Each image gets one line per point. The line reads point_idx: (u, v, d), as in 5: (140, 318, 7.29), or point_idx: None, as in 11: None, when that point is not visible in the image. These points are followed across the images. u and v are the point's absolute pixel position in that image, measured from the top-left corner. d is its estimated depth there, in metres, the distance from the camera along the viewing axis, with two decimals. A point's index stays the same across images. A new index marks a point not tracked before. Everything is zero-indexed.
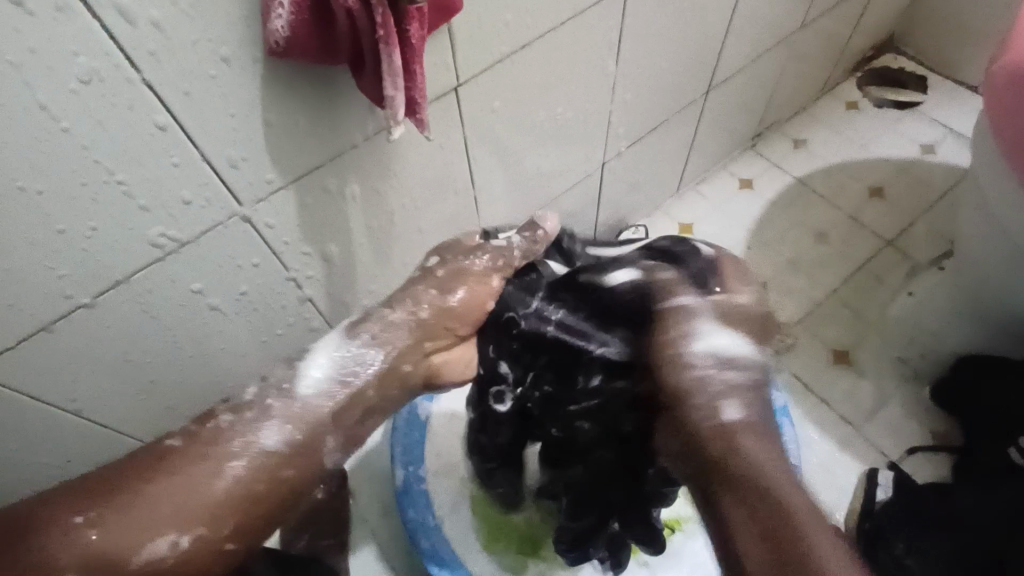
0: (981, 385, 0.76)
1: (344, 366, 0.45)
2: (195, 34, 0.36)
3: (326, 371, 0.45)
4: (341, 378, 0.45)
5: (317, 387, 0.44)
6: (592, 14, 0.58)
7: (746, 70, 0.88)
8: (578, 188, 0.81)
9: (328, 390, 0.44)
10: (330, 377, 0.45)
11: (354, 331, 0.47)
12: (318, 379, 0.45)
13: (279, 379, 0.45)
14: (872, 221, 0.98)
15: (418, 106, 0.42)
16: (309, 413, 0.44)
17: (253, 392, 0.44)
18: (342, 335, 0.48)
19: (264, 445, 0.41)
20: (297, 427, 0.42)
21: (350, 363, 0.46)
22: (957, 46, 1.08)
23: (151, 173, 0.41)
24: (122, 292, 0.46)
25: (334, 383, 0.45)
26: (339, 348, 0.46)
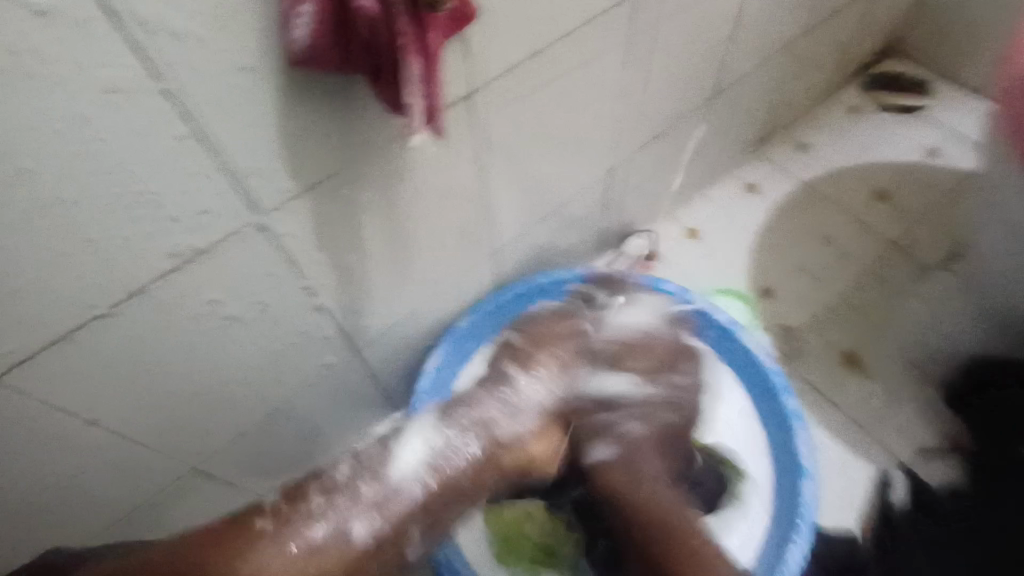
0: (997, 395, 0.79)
1: (439, 454, 0.47)
2: (216, 43, 0.36)
3: (422, 455, 0.47)
4: (432, 462, 0.47)
5: (411, 470, 0.46)
6: (602, 20, 0.58)
7: (751, 75, 0.88)
8: (587, 194, 0.81)
9: (422, 474, 0.46)
10: (425, 461, 0.46)
11: (450, 418, 0.50)
12: (416, 463, 0.46)
13: (370, 462, 0.46)
14: (879, 224, 0.98)
15: (437, 114, 0.42)
16: (396, 502, 0.45)
17: (343, 471, 0.46)
18: (436, 424, 0.49)
19: (351, 534, 0.43)
20: (381, 517, 0.44)
21: (444, 454, 0.47)
22: (958, 50, 1.08)
23: (170, 182, 0.41)
24: (140, 302, 0.46)
25: (427, 468, 0.46)
26: (432, 435, 0.48)
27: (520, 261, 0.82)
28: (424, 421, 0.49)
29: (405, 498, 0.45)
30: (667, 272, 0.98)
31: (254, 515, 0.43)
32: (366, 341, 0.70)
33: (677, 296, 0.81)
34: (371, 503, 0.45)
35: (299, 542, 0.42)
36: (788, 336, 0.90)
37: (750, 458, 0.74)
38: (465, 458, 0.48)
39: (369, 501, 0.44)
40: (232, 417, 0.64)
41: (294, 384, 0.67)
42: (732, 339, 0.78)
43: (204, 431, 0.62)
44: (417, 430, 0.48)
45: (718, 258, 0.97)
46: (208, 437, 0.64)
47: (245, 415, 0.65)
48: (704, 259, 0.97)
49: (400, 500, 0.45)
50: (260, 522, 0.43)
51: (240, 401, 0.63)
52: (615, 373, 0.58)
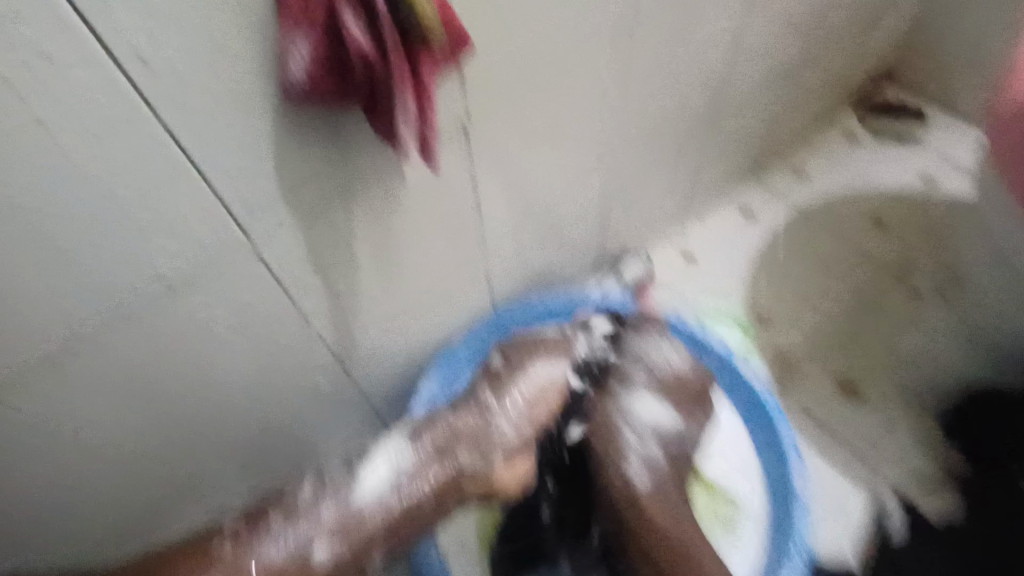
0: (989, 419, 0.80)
1: (402, 471, 0.60)
2: (206, 69, 0.37)
3: (387, 475, 0.60)
4: (390, 483, 0.60)
5: (374, 491, 0.59)
6: (599, 51, 0.59)
7: (748, 103, 0.89)
8: (584, 218, 0.81)
9: (384, 494, 0.59)
10: (388, 482, 0.59)
11: (417, 436, 0.62)
12: (382, 480, 0.60)
13: (337, 485, 0.59)
14: (876, 251, 0.98)
15: (431, 146, 0.42)
16: (347, 522, 0.58)
17: (309, 492, 0.59)
18: (403, 442, 0.62)
19: (314, 552, 0.57)
20: (341, 539, 0.57)
21: (399, 476, 0.60)
22: (953, 78, 1.09)
23: (163, 207, 0.41)
24: (130, 323, 0.47)
25: (388, 487, 0.59)
26: (394, 456, 0.61)
27: (513, 283, 0.81)
28: (395, 441, 0.62)
29: (363, 523, 0.58)
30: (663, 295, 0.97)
31: (213, 538, 0.56)
32: (359, 363, 0.70)
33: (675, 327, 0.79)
34: (330, 526, 0.58)
35: (257, 559, 0.55)
36: (783, 362, 0.90)
37: (746, 487, 0.74)
38: (422, 483, 0.60)
39: (327, 523, 0.57)
40: (223, 438, 0.64)
41: (287, 407, 0.66)
42: (730, 370, 0.77)
43: (192, 451, 0.62)
44: (386, 450, 0.61)
45: (715, 282, 0.98)
46: (199, 458, 0.64)
47: (237, 437, 0.65)
48: (700, 283, 0.98)
49: (354, 522, 0.58)
50: (221, 546, 0.56)
51: (231, 423, 0.63)
52: (659, 404, 0.69)
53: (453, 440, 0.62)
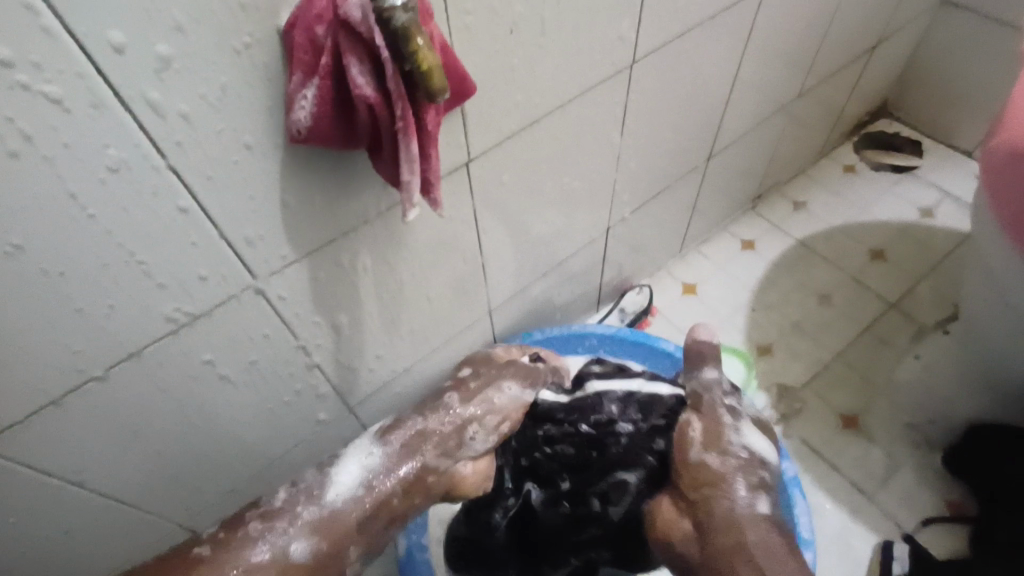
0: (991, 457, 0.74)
1: (373, 469, 0.52)
2: (222, 124, 0.37)
3: (357, 474, 0.51)
4: (363, 481, 0.51)
5: (344, 491, 0.50)
6: (599, 92, 0.60)
7: (746, 137, 0.90)
8: (585, 251, 0.82)
9: (355, 492, 0.50)
10: (359, 481, 0.51)
11: (386, 438, 0.55)
12: (350, 485, 0.50)
13: (307, 487, 0.50)
14: (875, 283, 0.99)
15: (433, 187, 0.43)
16: (327, 521, 0.48)
17: (283, 498, 0.49)
18: (371, 443, 0.54)
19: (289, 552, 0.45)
20: (315, 534, 0.47)
21: (374, 475, 0.51)
22: (949, 113, 1.11)
23: (170, 253, 0.42)
24: (133, 365, 0.46)
25: (359, 488, 0.50)
26: (366, 455, 0.53)
27: (514, 322, 0.82)
28: (361, 442, 0.55)
29: (341, 519, 0.48)
30: (664, 327, 0.98)
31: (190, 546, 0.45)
32: (361, 397, 0.70)
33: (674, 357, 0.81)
34: (307, 526, 0.47)
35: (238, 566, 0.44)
36: (785, 396, 0.89)
37: None
38: (391, 480, 0.51)
39: (306, 522, 0.47)
40: (222, 474, 0.63)
41: (286, 441, 0.66)
42: None
43: (192, 489, 0.62)
44: (352, 453, 0.53)
45: (715, 315, 0.98)
46: (196, 495, 0.63)
47: (236, 473, 0.64)
48: (700, 316, 0.98)
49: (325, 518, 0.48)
50: (200, 549, 0.45)
51: (229, 459, 0.62)
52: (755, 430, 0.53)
53: (422, 438, 0.54)
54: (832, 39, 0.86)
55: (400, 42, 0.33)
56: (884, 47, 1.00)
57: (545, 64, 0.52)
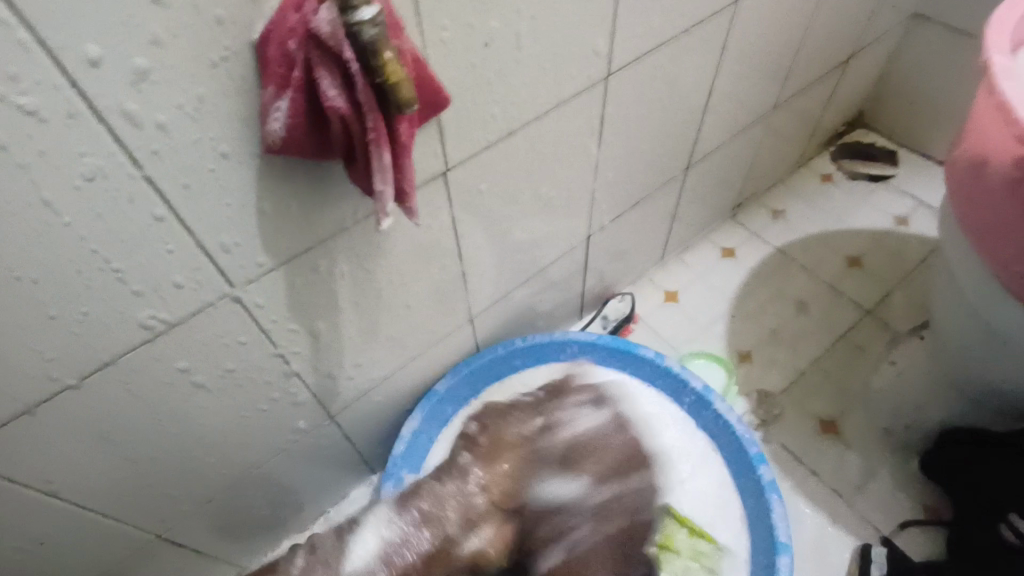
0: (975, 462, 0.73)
1: (390, 544, 0.49)
2: (197, 133, 0.38)
3: (373, 549, 0.49)
4: (385, 557, 0.48)
5: (360, 564, 0.48)
6: (575, 104, 0.61)
7: (724, 147, 0.92)
8: (565, 259, 0.83)
9: (372, 569, 0.48)
10: (377, 554, 0.48)
11: (406, 507, 0.52)
12: (365, 558, 0.48)
13: (324, 554, 0.49)
14: (852, 290, 1.01)
15: (408, 196, 0.44)
16: None
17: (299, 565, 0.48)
18: (390, 511, 0.51)
19: None
20: None
21: (394, 548, 0.49)
22: (922, 124, 1.14)
23: (145, 260, 0.42)
24: (108, 372, 0.47)
25: (377, 564, 0.48)
26: (384, 530, 0.50)
27: (495, 329, 0.83)
28: (382, 508, 0.52)
29: None
30: (645, 334, 0.99)
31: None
32: (341, 405, 0.70)
33: (654, 363, 0.82)
34: None
35: None
36: (764, 402, 0.90)
37: (728, 528, 0.74)
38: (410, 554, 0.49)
39: None
40: (201, 482, 0.63)
41: (266, 449, 0.66)
42: (707, 408, 0.79)
43: (170, 498, 0.62)
44: (372, 523, 0.51)
45: (695, 322, 0.99)
46: (174, 503, 0.63)
47: (215, 481, 0.64)
48: (681, 323, 0.99)
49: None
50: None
51: (208, 468, 0.62)
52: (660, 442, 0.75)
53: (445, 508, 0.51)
54: (807, 52, 0.88)
55: (369, 56, 0.34)
56: (859, 60, 1.03)
57: (520, 76, 0.53)
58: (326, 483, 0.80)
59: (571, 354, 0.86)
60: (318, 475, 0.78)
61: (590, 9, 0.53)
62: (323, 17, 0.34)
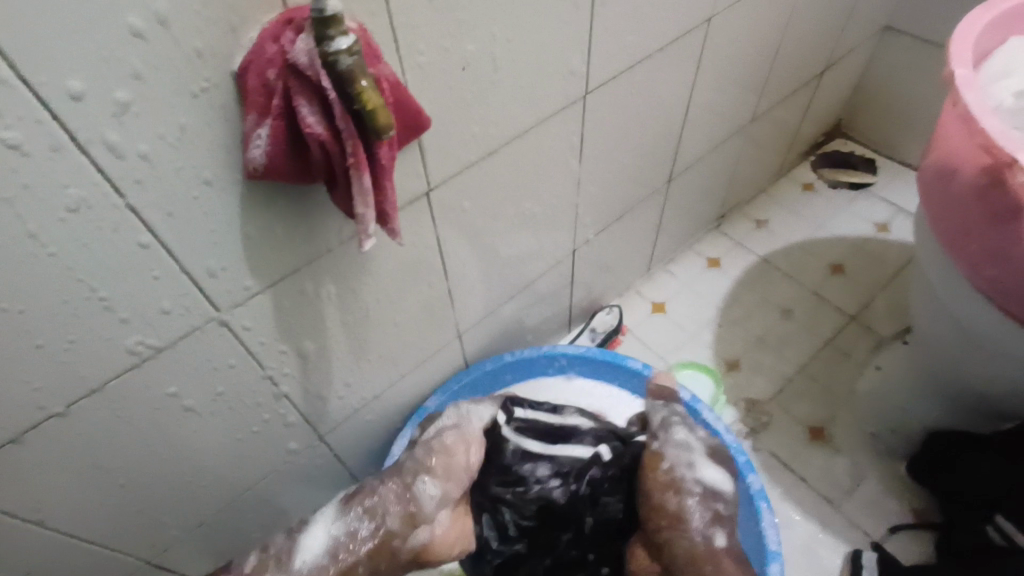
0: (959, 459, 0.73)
1: (337, 541, 0.57)
2: (181, 161, 0.39)
3: (324, 545, 0.56)
4: (330, 553, 0.56)
5: (310, 560, 0.55)
6: (555, 122, 0.63)
7: (705, 160, 0.94)
8: (551, 273, 0.84)
9: (322, 563, 0.55)
10: (326, 549, 0.56)
11: (348, 507, 0.59)
12: (318, 553, 0.56)
13: (277, 554, 0.56)
14: (835, 297, 1.02)
15: (390, 217, 0.45)
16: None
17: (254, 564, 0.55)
18: (334, 513, 0.59)
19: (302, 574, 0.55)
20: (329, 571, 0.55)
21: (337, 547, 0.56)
22: (899, 132, 1.16)
23: (131, 287, 0.43)
24: (96, 399, 0.47)
25: (323, 557, 0.56)
26: (331, 528, 0.58)
27: (484, 344, 0.84)
28: (330, 509, 0.60)
29: None
30: (634, 345, 1.00)
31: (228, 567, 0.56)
32: (331, 425, 0.70)
33: (642, 374, 0.83)
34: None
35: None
36: (753, 410, 0.91)
37: None
38: (362, 547, 0.56)
39: None
40: (191, 508, 0.63)
41: (256, 471, 0.66)
42: (695, 417, 0.80)
43: (160, 522, 0.61)
44: (321, 521, 0.58)
45: (683, 332, 1.00)
46: (165, 529, 0.63)
47: (205, 506, 0.64)
48: (669, 333, 1.00)
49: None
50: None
51: (199, 492, 0.62)
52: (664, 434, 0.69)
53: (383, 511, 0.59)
54: (782, 65, 0.91)
55: (346, 84, 0.35)
56: (833, 72, 1.06)
57: (499, 96, 0.54)
58: (318, 505, 0.80)
59: (561, 367, 0.86)
60: (310, 496, 0.77)
61: (566, 30, 0.55)
62: (301, 47, 0.35)
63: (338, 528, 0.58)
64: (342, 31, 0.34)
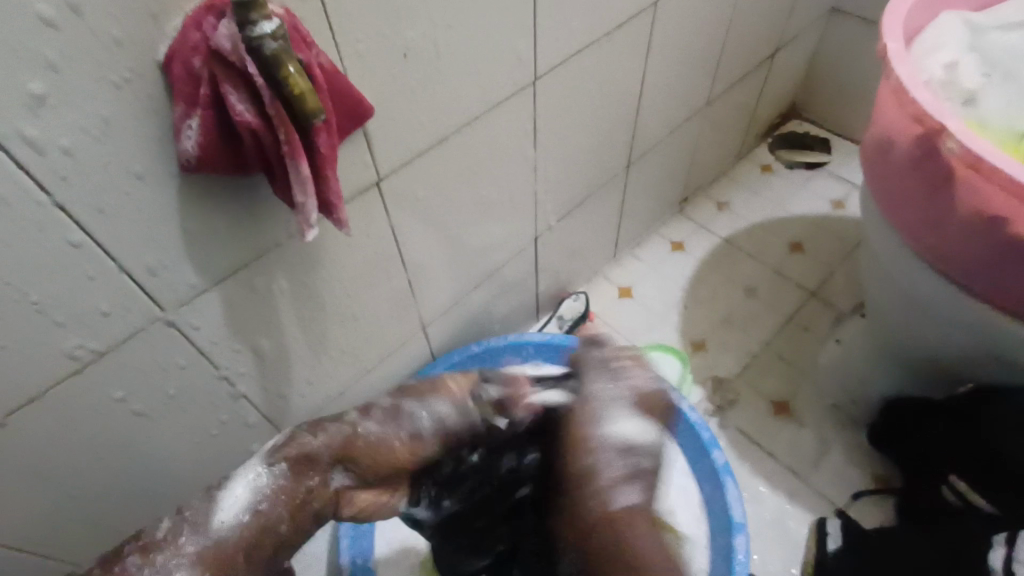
0: (919, 422, 0.75)
1: (256, 496, 0.42)
2: (108, 156, 0.38)
3: (242, 493, 0.42)
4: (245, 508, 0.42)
5: (229, 521, 0.41)
6: (507, 108, 0.62)
7: (664, 144, 0.95)
8: (514, 262, 0.84)
9: (239, 517, 0.41)
10: (243, 503, 0.42)
11: (278, 454, 0.45)
12: (229, 508, 0.41)
13: (192, 516, 0.41)
14: (795, 274, 1.04)
15: (335, 208, 0.44)
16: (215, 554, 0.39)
17: (166, 528, 0.40)
18: (262, 460, 0.45)
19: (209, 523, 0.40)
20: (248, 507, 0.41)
21: (259, 503, 0.42)
22: (852, 111, 1.19)
23: (64, 288, 0.41)
24: (35, 408, 0.45)
25: (234, 513, 0.41)
26: (254, 473, 0.44)
27: (449, 336, 0.83)
28: (253, 459, 0.45)
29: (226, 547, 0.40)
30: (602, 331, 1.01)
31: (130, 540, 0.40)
32: (294, 424, 0.69)
33: None
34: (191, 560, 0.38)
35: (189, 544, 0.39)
36: (719, 388, 0.92)
37: (688, 517, 0.75)
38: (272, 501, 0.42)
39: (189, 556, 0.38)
40: (148, 515, 0.61)
41: (218, 475, 0.65)
42: None
43: (116, 531, 0.60)
44: (243, 471, 0.44)
45: (650, 315, 1.01)
46: (123, 539, 0.61)
47: (164, 512, 0.63)
48: (636, 317, 1.01)
49: (212, 557, 0.39)
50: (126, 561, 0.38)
51: (156, 498, 0.61)
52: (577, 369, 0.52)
53: (590, 490, 0.42)
54: (734, 46, 0.92)
55: (272, 69, 0.35)
56: (786, 53, 1.08)
57: (445, 83, 0.54)
58: None
59: (526, 355, 0.86)
60: None
61: (510, 14, 0.55)
62: (223, 33, 0.35)
63: (257, 469, 0.44)
64: (265, 16, 0.34)
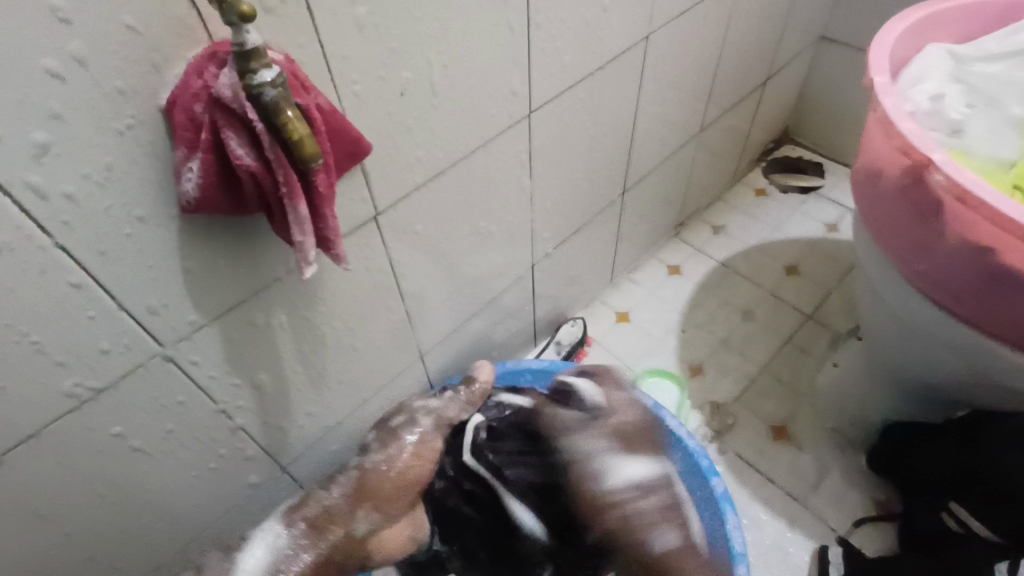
0: (917, 447, 0.75)
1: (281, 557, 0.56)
2: (110, 200, 0.38)
3: (267, 556, 0.56)
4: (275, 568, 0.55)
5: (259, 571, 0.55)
6: (503, 141, 0.64)
7: (658, 171, 0.96)
8: (512, 290, 0.84)
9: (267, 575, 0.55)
10: (269, 564, 0.56)
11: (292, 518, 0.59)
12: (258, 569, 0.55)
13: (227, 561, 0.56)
14: (792, 297, 1.05)
15: (333, 243, 0.45)
16: None
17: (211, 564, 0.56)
18: (280, 526, 0.58)
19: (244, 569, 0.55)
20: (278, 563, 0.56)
21: (284, 561, 0.56)
22: (844, 135, 1.21)
23: (63, 328, 0.41)
24: (33, 448, 0.46)
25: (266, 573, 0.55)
26: (275, 536, 0.57)
27: (448, 364, 0.84)
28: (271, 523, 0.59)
29: None
30: (601, 356, 1.01)
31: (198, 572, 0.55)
32: (293, 455, 0.69)
33: None
34: None
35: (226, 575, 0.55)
36: (718, 412, 0.92)
37: None
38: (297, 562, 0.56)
39: None
40: (146, 551, 0.61)
41: (215, 508, 0.65)
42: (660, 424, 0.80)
43: (111, 568, 0.59)
44: (262, 538, 0.57)
45: (648, 340, 1.02)
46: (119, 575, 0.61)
47: (162, 547, 0.62)
48: (634, 342, 1.01)
49: None
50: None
51: (152, 534, 0.60)
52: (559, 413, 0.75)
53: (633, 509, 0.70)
54: (725, 75, 0.94)
55: (271, 115, 0.35)
56: (776, 80, 1.10)
57: (442, 118, 0.55)
58: None
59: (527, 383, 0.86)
60: None
61: (504, 51, 0.56)
62: (224, 81, 0.35)
63: (275, 535, 0.58)
64: (264, 64, 0.34)
